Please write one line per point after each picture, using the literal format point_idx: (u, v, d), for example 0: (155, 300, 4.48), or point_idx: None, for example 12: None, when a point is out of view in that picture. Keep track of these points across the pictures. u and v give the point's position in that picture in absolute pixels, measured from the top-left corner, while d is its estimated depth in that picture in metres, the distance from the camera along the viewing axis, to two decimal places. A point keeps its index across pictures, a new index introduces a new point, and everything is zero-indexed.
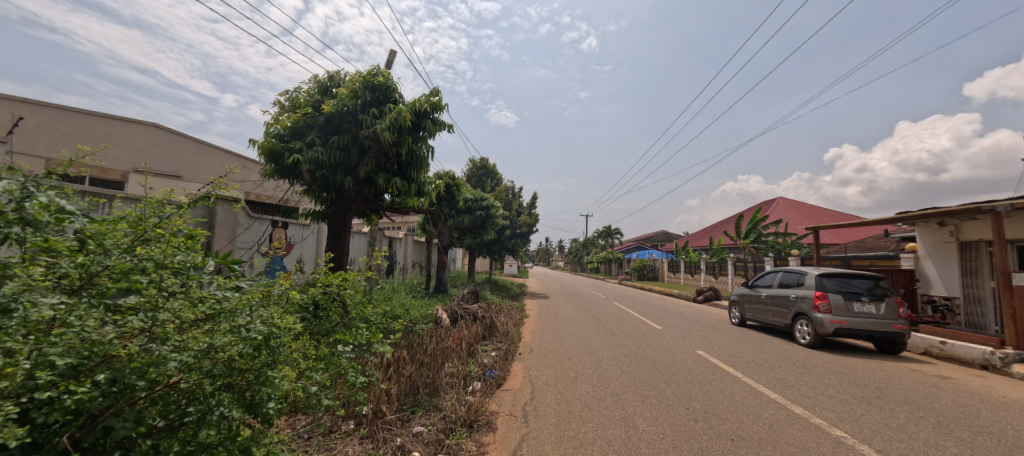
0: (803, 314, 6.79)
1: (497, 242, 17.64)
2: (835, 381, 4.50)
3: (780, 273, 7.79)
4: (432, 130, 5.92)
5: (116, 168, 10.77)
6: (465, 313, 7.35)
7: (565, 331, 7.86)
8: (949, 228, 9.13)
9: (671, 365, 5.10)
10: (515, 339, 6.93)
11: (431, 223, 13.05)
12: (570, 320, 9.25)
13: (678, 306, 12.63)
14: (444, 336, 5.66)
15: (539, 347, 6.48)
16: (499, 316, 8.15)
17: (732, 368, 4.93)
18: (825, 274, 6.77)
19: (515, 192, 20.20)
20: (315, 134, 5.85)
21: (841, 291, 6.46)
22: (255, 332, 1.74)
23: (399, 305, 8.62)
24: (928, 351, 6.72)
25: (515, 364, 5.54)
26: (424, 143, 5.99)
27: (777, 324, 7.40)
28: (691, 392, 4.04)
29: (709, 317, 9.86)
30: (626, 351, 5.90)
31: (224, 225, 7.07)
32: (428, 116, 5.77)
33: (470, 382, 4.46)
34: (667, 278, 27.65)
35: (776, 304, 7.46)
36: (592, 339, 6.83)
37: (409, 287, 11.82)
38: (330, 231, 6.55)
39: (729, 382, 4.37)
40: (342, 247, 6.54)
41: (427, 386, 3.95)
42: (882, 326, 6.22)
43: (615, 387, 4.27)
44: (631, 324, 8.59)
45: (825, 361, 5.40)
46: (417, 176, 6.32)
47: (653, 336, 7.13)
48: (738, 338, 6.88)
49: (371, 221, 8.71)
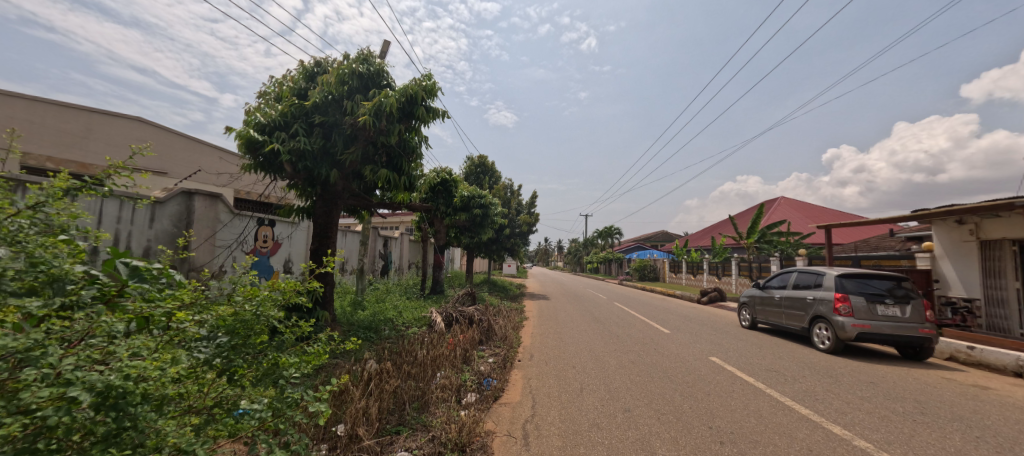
0: (821, 317, 6.36)
1: (495, 242, 17.31)
2: (868, 393, 4.07)
3: (795, 273, 7.36)
4: (425, 118, 5.49)
5: (96, 164, 10.29)
6: (462, 317, 6.90)
7: (568, 335, 7.39)
8: (968, 227, 8.73)
9: (684, 375, 4.65)
10: (514, 345, 6.48)
11: (427, 221, 12.60)
12: (571, 323, 8.81)
13: (682, 308, 12.22)
14: (437, 343, 5.22)
15: (540, 353, 6.04)
16: (497, 319, 7.70)
17: (752, 378, 4.50)
18: (845, 275, 6.34)
19: (513, 190, 19.75)
20: (299, 123, 5.41)
21: (863, 293, 6.03)
22: (82, 389, 1.10)
23: (392, 308, 8.18)
24: (953, 356, 6.31)
25: (514, 372, 5.10)
26: (416, 133, 5.55)
27: (792, 328, 6.97)
28: (713, 409, 3.57)
29: (717, 320, 9.43)
30: (635, 359, 5.45)
31: (205, 222, 6.60)
32: (420, 102, 5.34)
33: (464, 395, 4.02)
34: (669, 278, 27.27)
35: (791, 306, 7.03)
36: (597, 345, 6.38)
37: (403, 289, 11.36)
38: (315, 229, 6.07)
39: (752, 394, 3.93)
40: (328, 246, 6.07)
41: (415, 401, 3.51)
42: (908, 331, 5.79)
43: (627, 402, 3.81)
44: (636, 327, 8.14)
45: (850, 370, 4.97)
46: (408, 169, 5.86)
47: (661, 341, 6.68)
48: (752, 344, 6.45)
49: (362, 219, 8.27)
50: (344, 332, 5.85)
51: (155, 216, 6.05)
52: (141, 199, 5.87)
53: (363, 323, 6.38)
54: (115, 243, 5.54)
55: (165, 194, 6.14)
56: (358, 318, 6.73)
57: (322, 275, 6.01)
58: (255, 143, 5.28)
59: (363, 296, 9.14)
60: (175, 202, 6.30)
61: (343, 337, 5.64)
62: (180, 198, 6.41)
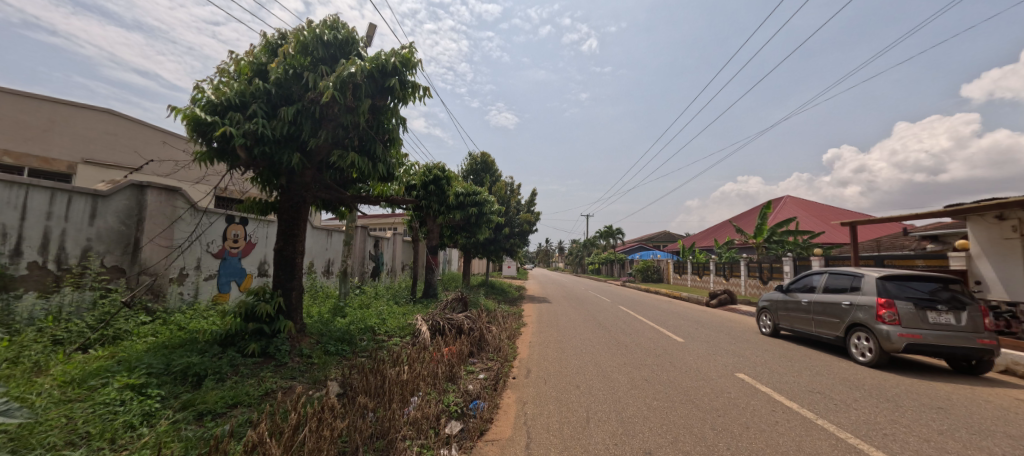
0: (861, 325, 5.55)
1: (494, 242, 16.58)
2: (945, 426, 3.26)
3: (825, 275, 6.56)
4: (404, 95, 4.76)
5: (60, 159, 9.56)
6: (450, 327, 6.09)
7: (571, 344, 6.57)
8: (1010, 223, 7.92)
9: (711, 399, 3.84)
10: (509, 358, 5.68)
11: (419, 220, 11.81)
12: (573, 329, 8.05)
13: (691, 311, 11.46)
14: (415, 359, 4.46)
15: (538, 367, 5.26)
16: (492, 326, 6.93)
17: (793, 402, 3.72)
18: (888, 277, 5.55)
19: (513, 188, 18.97)
20: (257, 102, 4.64)
21: (911, 298, 5.22)
22: None
23: (376, 315, 7.38)
24: (1008, 369, 5.52)
25: (507, 395, 4.32)
26: (393, 113, 4.82)
27: (824, 337, 6.16)
28: (758, 451, 2.77)
29: (732, 325, 8.64)
30: (648, 376, 4.67)
31: (159, 219, 5.86)
32: (394, 74, 4.58)
33: (442, 426, 3.23)
34: (673, 279, 26.41)
35: (822, 312, 6.22)
36: (602, 357, 5.60)
37: (392, 292, 10.57)
38: (279, 227, 5.26)
39: (803, 428, 3.13)
40: (295, 246, 5.25)
41: (372, 443, 2.69)
42: (964, 341, 4.97)
43: (645, 439, 3.01)
44: (644, 334, 7.38)
45: (909, 390, 4.17)
46: (385, 155, 5.08)
47: (674, 351, 5.90)
48: (781, 356, 5.65)
49: (343, 216, 7.51)
50: (312, 345, 5.04)
51: (97, 212, 5.32)
52: (79, 192, 5.13)
53: (338, 333, 5.58)
54: (44, 243, 4.78)
55: (109, 188, 5.41)
56: (333, 327, 5.94)
57: (287, 280, 5.19)
58: (203, 124, 4.50)
59: (346, 301, 8.35)
60: (122, 196, 5.57)
61: (309, 351, 4.84)
62: (129, 192, 5.68)
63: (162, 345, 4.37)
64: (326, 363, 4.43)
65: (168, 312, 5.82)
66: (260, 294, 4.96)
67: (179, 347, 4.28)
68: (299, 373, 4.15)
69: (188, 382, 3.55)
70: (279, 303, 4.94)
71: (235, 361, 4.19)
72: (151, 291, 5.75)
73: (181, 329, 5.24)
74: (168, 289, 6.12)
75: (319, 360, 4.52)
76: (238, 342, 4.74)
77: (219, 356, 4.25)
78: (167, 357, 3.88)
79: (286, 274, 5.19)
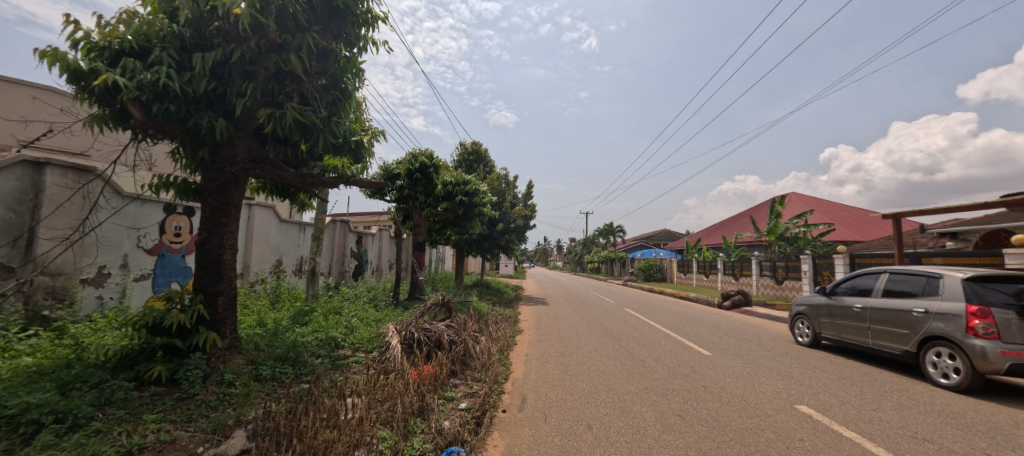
0: (941, 339, 4.42)
1: (488, 238, 15.45)
2: None
3: (885, 275, 5.46)
4: (354, 36, 3.62)
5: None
6: (426, 340, 4.87)
7: (576, 360, 5.43)
8: None
9: (782, 452, 2.70)
10: (499, 380, 4.53)
11: (404, 213, 10.70)
12: (577, 337, 6.96)
13: (704, 315, 10.41)
14: (368, 397, 3.28)
15: (536, 395, 4.11)
16: (480, 336, 5.80)
17: None
18: (977, 279, 4.41)
19: (509, 181, 17.83)
20: (165, 49, 3.51)
21: (1014, 305, 4.05)
22: None
23: (343, 323, 6.20)
24: None
25: (494, 441, 3.13)
26: (344, 61, 3.68)
27: (888, 352, 5.03)
28: None
29: (759, 333, 7.51)
30: (682, 410, 3.53)
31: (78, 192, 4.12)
32: (340, 3, 3.41)
33: None
34: (677, 278, 25.30)
35: (884, 321, 5.10)
36: (618, 380, 4.47)
37: (373, 294, 9.38)
38: (202, 215, 4.04)
39: None
40: (222, 238, 4.04)
41: None
42: None
43: None
44: (661, 344, 6.25)
45: None
46: (337, 119, 3.89)
47: (706, 370, 4.77)
48: (841, 379, 4.50)
49: (305, 206, 6.35)
50: (240, 368, 3.82)
51: None
52: None
53: (285, 346, 4.39)
54: None
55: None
56: (283, 340, 4.79)
57: (211, 281, 3.98)
58: (84, 74, 3.29)
59: (314, 305, 7.17)
60: (10, 175, 4.32)
61: (233, 376, 3.63)
62: (21, 170, 4.45)
63: (23, 372, 3.16)
64: (246, 401, 3.22)
65: (75, 320, 4.67)
66: (175, 301, 3.77)
67: (39, 378, 3.08)
68: (204, 414, 2.98)
69: (14, 437, 2.37)
70: (201, 312, 3.76)
71: (112, 398, 2.99)
72: (51, 294, 4.56)
73: (76, 345, 4.05)
74: (80, 291, 4.94)
75: (240, 392, 3.34)
76: (137, 364, 3.53)
77: (94, 390, 3.05)
78: (3, 395, 2.69)
79: (212, 277, 3.98)
